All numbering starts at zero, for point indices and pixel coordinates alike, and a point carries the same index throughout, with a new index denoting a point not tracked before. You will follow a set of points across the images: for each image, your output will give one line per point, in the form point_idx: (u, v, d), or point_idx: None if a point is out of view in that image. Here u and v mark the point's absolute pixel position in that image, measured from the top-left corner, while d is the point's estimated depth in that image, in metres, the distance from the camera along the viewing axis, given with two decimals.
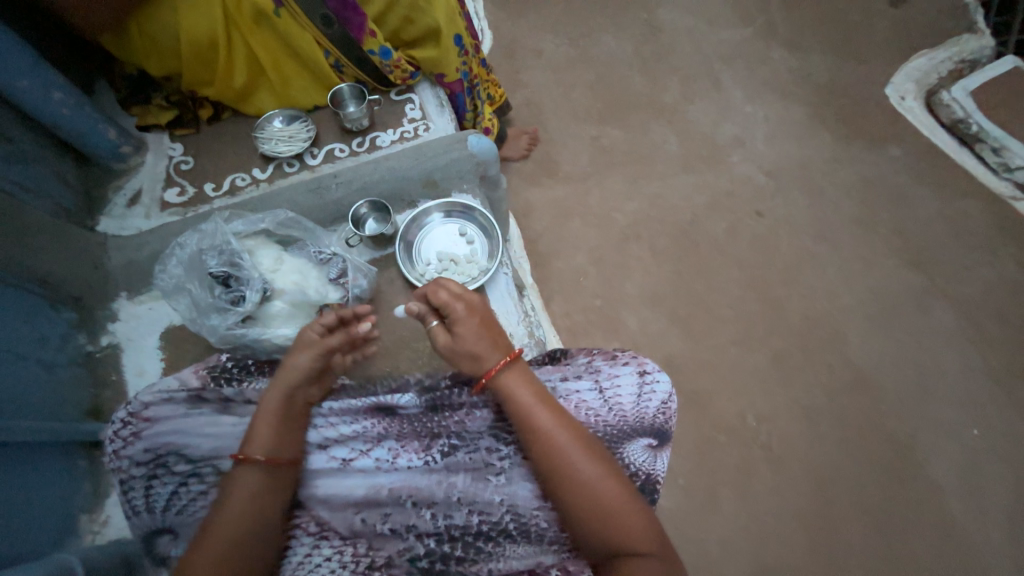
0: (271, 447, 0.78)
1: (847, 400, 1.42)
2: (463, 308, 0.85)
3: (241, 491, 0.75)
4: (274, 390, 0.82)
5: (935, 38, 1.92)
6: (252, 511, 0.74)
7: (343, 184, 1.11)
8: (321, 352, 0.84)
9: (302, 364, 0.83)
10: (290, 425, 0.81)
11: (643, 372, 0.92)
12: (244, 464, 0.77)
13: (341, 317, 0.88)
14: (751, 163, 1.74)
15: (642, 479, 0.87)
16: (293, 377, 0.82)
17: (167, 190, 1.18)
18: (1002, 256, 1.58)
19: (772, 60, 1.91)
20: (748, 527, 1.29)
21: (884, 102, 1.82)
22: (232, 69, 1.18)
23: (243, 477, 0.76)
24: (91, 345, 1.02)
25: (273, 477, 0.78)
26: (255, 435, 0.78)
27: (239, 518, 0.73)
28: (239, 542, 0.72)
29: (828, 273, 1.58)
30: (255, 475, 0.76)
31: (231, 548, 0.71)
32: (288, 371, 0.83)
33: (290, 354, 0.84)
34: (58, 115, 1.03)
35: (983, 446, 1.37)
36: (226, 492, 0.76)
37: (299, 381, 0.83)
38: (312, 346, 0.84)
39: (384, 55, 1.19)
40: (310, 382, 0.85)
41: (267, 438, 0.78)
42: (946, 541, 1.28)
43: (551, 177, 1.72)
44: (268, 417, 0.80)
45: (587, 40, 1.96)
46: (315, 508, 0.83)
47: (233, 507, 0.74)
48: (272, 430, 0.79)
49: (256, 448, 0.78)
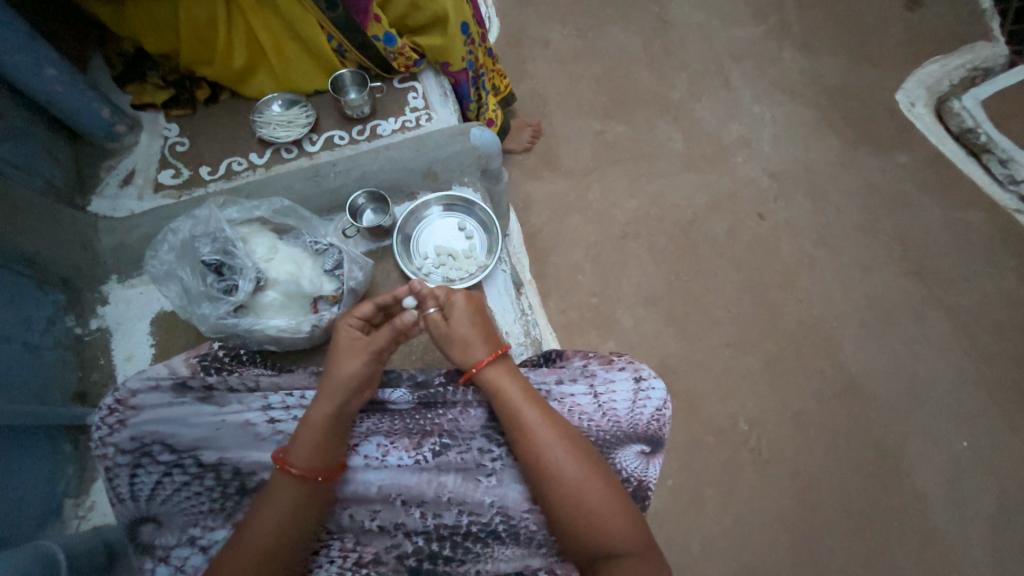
0: (314, 461, 0.76)
1: (839, 407, 1.42)
2: (463, 297, 0.88)
3: (277, 503, 0.74)
4: (326, 399, 0.78)
5: (949, 45, 1.89)
6: (289, 523, 0.73)
7: (342, 173, 1.09)
8: (371, 355, 0.81)
9: (354, 369, 0.80)
10: (337, 438, 0.79)
11: (639, 378, 0.92)
12: (285, 475, 0.75)
13: (379, 306, 0.86)
14: (755, 165, 1.72)
15: (634, 485, 0.87)
16: (348, 384, 0.79)
17: (162, 172, 1.16)
18: (1002, 268, 1.58)
19: (782, 60, 1.88)
20: (731, 529, 1.30)
21: (894, 107, 1.80)
22: (232, 50, 1.15)
23: (281, 489, 0.75)
24: (80, 328, 1.01)
25: (309, 491, 0.76)
26: (297, 446, 0.76)
27: (272, 531, 0.72)
28: (272, 555, 0.71)
29: (827, 279, 1.57)
30: (295, 489, 0.75)
31: (265, 560, 0.71)
32: (338, 377, 0.79)
33: (338, 360, 0.80)
34: (51, 92, 1.01)
35: (970, 457, 1.38)
36: (262, 503, 0.74)
37: (353, 390, 0.80)
38: (361, 348, 0.81)
39: (388, 41, 1.17)
40: (362, 389, 0.82)
41: (307, 450, 0.76)
42: (926, 548, 1.30)
43: (553, 171, 1.70)
44: (316, 427, 0.77)
45: (596, 32, 1.92)
46: (347, 507, 0.83)
47: (268, 517, 0.73)
48: (319, 442, 0.77)
49: (297, 460, 0.76)
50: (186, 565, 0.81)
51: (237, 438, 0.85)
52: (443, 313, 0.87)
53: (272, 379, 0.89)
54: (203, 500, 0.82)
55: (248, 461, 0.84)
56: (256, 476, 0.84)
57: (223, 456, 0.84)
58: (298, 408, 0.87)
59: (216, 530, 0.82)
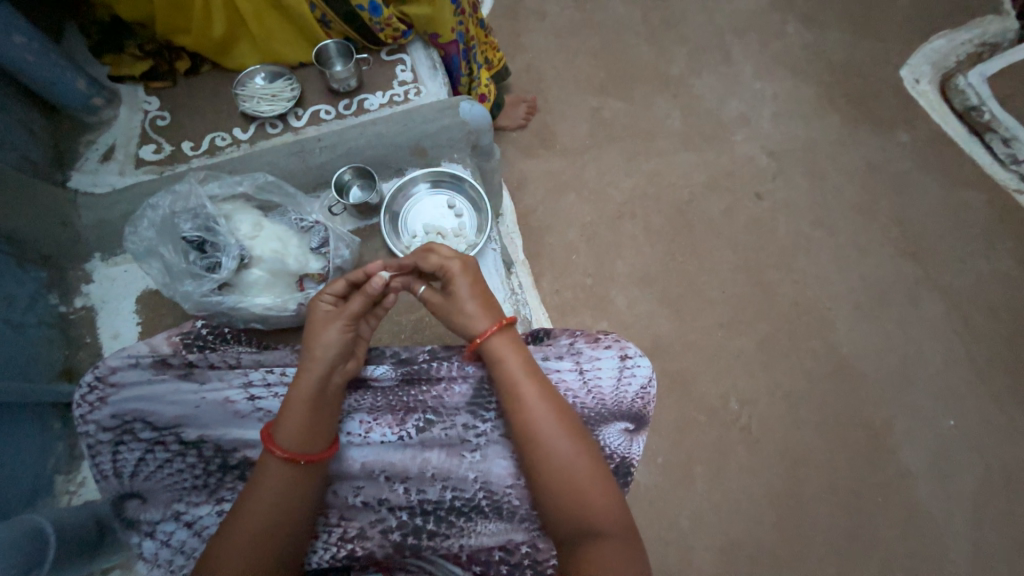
0: (299, 443, 0.75)
1: (830, 388, 1.43)
2: (459, 265, 0.85)
3: (267, 486, 0.73)
4: (310, 370, 0.77)
5: (958, 19, 1.83)
6: (281, 504, 0.73)
7: (327, 148, 1.08)
8: (348, 321, 0.80)
9: (334, 337, 0.79)
10: (322, 414, 0.77)
11: (624, 356, 0.92)
12: (271, 457, 0.74)
13: (353, 283, 0.84)
14: (755, 143, 1.68)
15: (617, 462, 0.88)
16: (329, 353, 0.78)
17: (143, 147, 1.13)
18: (999, 249, 1.56)
19: (786, 34, 1.82)
20: (720, 505, 1.32)
21: (897, 84, 1.75)
22: (211, 18, 1.11)
23: (271, 471, 0.74)
24: (64, 306, 1.00)
25: (297, 475, 0.75)
26: (286, 426, 0.74)
27: (263, 510, 0.72)
28: (266, 535, 0.71)
29: (823, 260, 1.55)
30: (284, 472, 0.74)
31: (257, 542, 0.70)
32: (319, 349, 0.78)
33: (315, 332, 0.80)
34: (21, 62, 0.97)
35: (957, 437, 1.39)
36: (252, 484, 0.74)
37: (333, 360, 0.78)
38: (336, 317, 0.81)
39: (374, 11, 1.11)
40: (346, 358, 0.81)
41: (297, 430, 0.74)
42: (909, 524, 1.32)
43: (548, 149, 1.66)
44: (302, 405, 0.76)
45: (593, 4, 1.86)
46: (335, 484, 0.84)
47: (261, 498, 0.72)
48: (305, 420, 0.75)
49: (283, 441, 0.74)
50: (172, 539, 0.82)
51: (216, 416, 0.84)
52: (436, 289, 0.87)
53: (253, 357, 0.89)
54: (186, 477, 0.83)
55: (229, 438, 0.84)
56: (238, 452, 0.84)
57: (203, 433, 0.84)
58: (278, 385, 0.86)
59: (199, 506, 0.83)
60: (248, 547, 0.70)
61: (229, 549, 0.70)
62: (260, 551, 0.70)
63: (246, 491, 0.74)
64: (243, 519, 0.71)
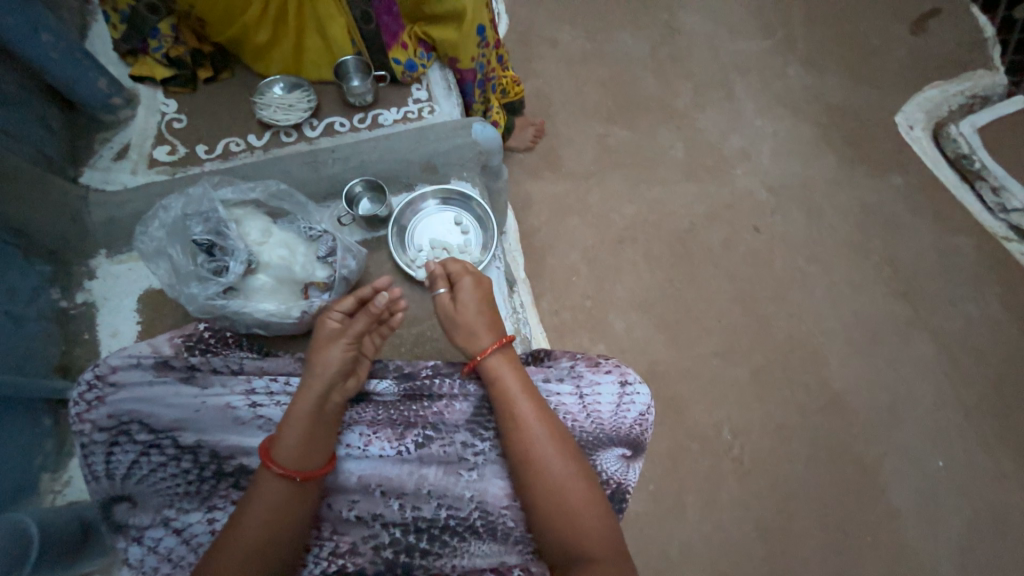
0: (296, 459, 0.74)
1: (822, 422, 1.44)
2: (472, 280, 0.88)
3: (260, 501, 0.72)
4: (308, 386, 0.77)
5: (950, 70, 1.91)
6: (275, 519, 0.72)
7: (340, 160, 1.10)
8: (351, 340, 0.80)
9: (335, 356, 0.79)
10: (320, 431, 0.77)
11: (624, 382, 0.93)
12: (267, 472, 0.73)
13: (361, 299, 0.83)
14: (754, 178, 1.73)
15: (612, 487, 0.88)
16: (329, 371, 0.78)
17: (157, 147, 1.14)
18: (988, 294, 1.60)
19: (787, 76, 1.89)
20: (710, 536, 1.32)
21: (892, 129, 1.82)
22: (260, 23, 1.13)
23: (265, 485, 0.73)
24: (66, 301, 1.00)
25: (291, 491, 0.73)
26: (284, 440, 0.74)
27: (257, 527, 0.70)
28: (258, 549, 0.70)
29: (818, 295, 1.58)
30: (278, 486, 0.73)
31: (250, 557, 0.69)
32: (319, 367, 0.78)
33: (318, 349, 0.80)
34: (46, 59, 0.99)
35: (944, 478, 1.40)
36: (248, 498, 0.73)
37: (332, 379, 0.78)
38: (340, 336, 0.80)
39: (409, 67, 1.20)
40: (345, 376, 0.81)
41: (293, 445, 0.74)
42: (896, 563, 1.32)
43: (553, 172, 1.70)
44: (300, 421, 0.75)
45: (604, 36, 1.92)
46: (330, 497, 0.83)
47: (257, 511, 0.71)
48: (302, 436, 0.75)
49: (280, 457, 0.73)
50: (160, 546, 0.80)
51: (215, 422, 0.84)
52: (452, 294, 0.88)
53: (257, 364, 0.89)
54: (179, 482, 0.82)
55: (226, 445, 0.83)
56: (234, 460, 0.83)
57: (200, 438, 0.83)
58: (281, 394, 0.86)
59: (190, 513, 0.81)
60: (241, 563, 0.69)
61: (221, 560, 0.68)
62: (251, 564, 0.69)
63: (242, 504, 0.73)
64: (237, 533, 0.70)
